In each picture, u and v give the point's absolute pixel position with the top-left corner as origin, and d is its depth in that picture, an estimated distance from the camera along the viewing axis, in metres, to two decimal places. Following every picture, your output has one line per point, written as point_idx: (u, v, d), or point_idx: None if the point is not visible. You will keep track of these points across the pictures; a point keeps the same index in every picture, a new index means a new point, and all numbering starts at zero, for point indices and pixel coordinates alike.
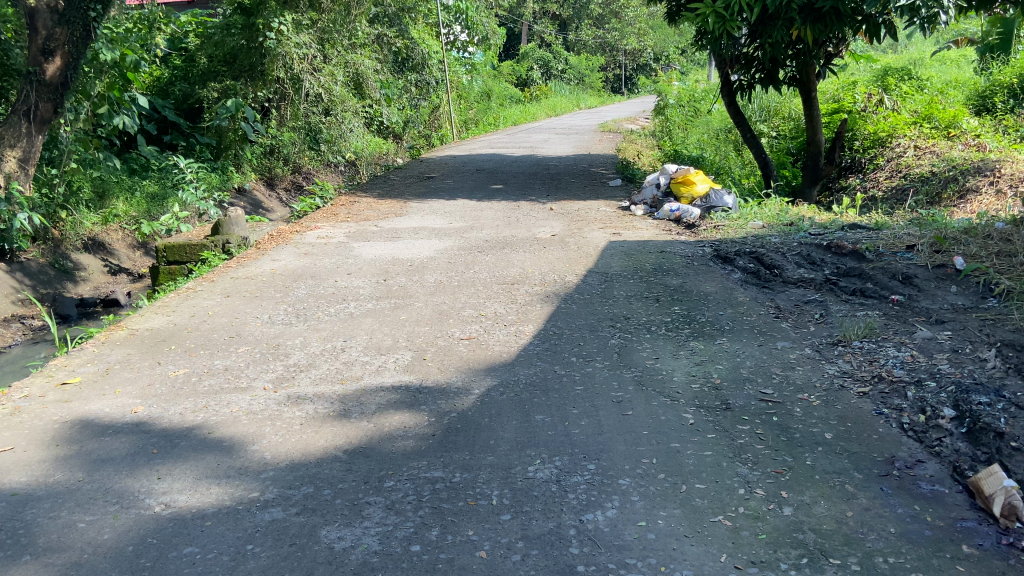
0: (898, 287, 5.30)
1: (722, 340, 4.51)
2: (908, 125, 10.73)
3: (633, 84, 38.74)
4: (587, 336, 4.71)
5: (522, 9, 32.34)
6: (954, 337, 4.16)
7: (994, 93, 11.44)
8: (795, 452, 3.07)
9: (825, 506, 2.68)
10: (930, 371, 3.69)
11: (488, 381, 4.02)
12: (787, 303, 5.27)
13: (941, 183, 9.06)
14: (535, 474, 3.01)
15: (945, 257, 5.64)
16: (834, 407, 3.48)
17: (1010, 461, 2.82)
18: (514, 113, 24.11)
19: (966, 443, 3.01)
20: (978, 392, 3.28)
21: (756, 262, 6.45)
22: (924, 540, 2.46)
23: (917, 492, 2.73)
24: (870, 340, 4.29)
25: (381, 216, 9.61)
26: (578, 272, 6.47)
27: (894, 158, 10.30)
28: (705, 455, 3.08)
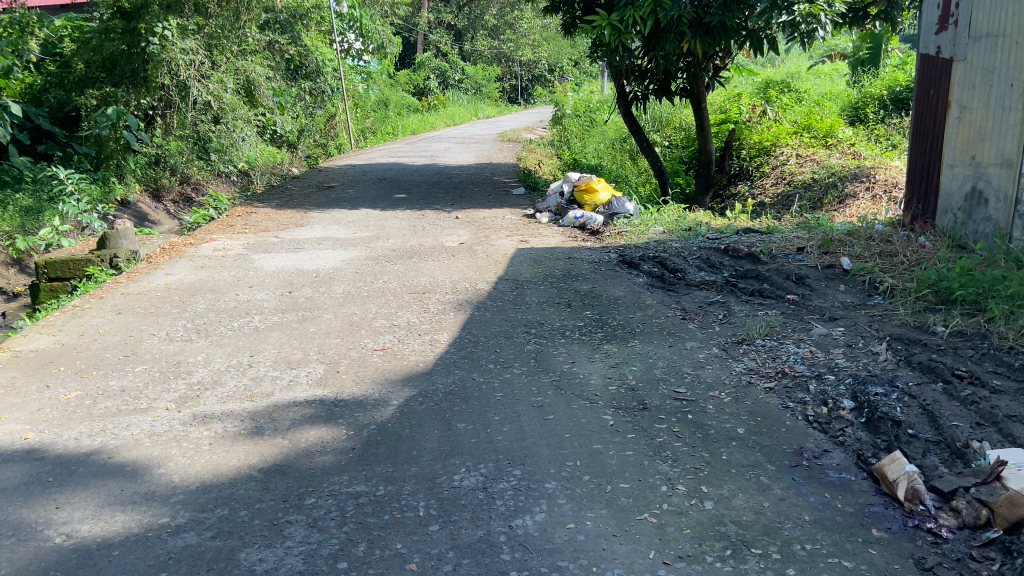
0: (793, 287, 5.58)
1: (634, 343, 4.62)
2: (790, 134, 11.36)
3: (529, 94, 39.30)
4: (502, 342, 4.72)
5: (416, 19, 32.30)
6: (847, 332, 4.44)
7: (866, 105, 12.25)
8: (711, 447, 3.18)
9: (744, 499, 2.78)
10: (828, 365, 3.91)
11: (406, 392, 3.95)
12: (692, 305, 5.46)
13: (823, 190, 9.63)
14: (460, 483, 2.98)
15: (833, 257, 6.01)
16: (744, 404, 3.62)
17: (908, 448, 3.03)
18: (412, 122, 23.98)
19: (866, 433, 3.22)
20: (873, 384, 3.55)
21: (660, 266, 6.65)
22: (837, 526, 2.58)
23: (826, 480, 2.87)
24: (772, 338, 4.50)
25: (280, 226, 9.34)
26: (489, 280, 6.47)
27: (778, 166, 10.86)
28: (627, 455, 3.14)
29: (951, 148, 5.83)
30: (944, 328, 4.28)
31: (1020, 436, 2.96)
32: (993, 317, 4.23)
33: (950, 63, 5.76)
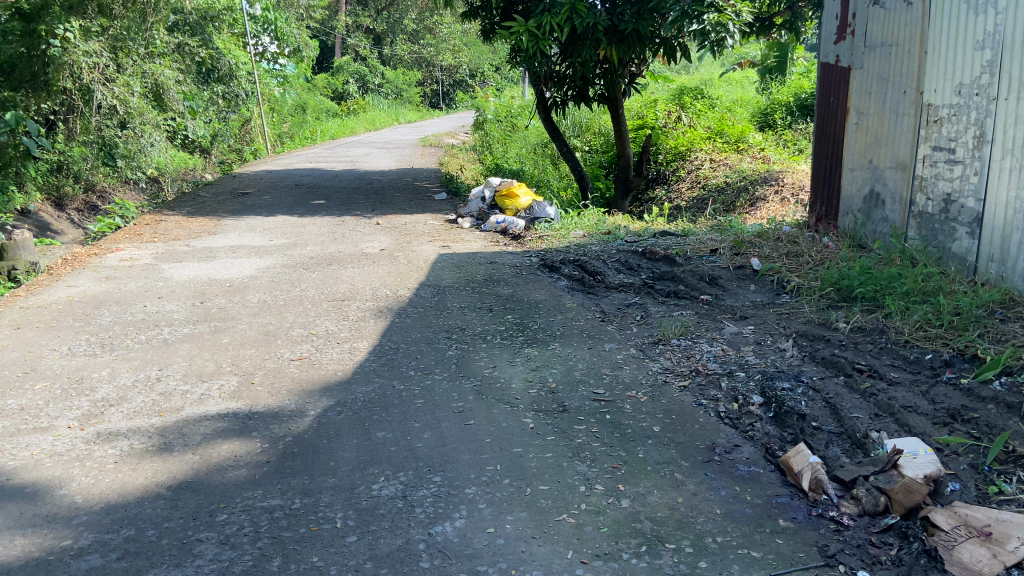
0: (707, 288, 5.76)
1: (554, 346, 4.67)
2: (704, 140, 11.73)
3: (451, 99, 39.23)
4: (423, 349, 4.69)
5: (334, 22, 31.87)
6: (757, 330, 4.60)
7: (774, 111, 12.75)
8: (628, 446, 3.24)
9: (658, 495, 2.84)
10: (739, 363, 4.05)
11: (324, 402, 3.88)
12: (611, 307, 5.55)
13: (734, 193, 9.98)
14: (379, 492, 2.95)
15: (744, 258, 6.22)
16: (659, 402, 3.70)
17: (812, 439, 3.16)
18: (331, 127, 23.60)
19: (774, 426, 3.35)
20: (780, 379, 3.70)
21: (580, 269, 6.74)
22: (746, 518, 2.67)
23: (737, 474, 2.97)
24: (686, 337, 4.62)
25: (192, 235, 9.04)
26: (410, 286, 6.43)
27: (693, 170, 11.18)
28: (546, 457, 3.17)
29: (850, 153, 6.13)
30: (846, 324, 4.50)
31: (914, 425, 3.14)
32: (890, 313, 4.49)
33: (848, 71, 6.08)
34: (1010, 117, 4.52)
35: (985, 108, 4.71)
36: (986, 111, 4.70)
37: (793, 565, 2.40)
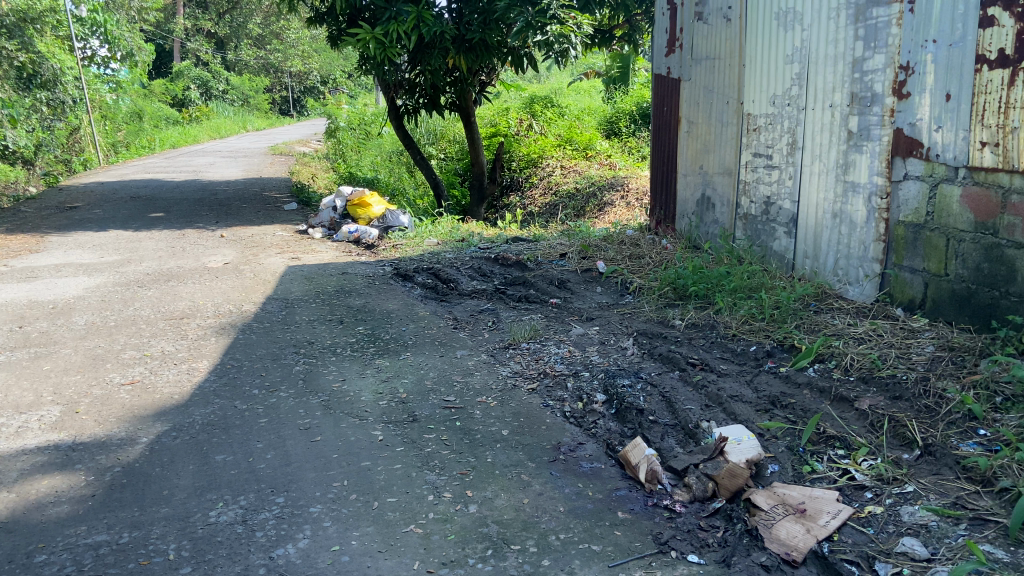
0: (556, 291, 5.92)
1: (405, 355, 4.64)
2: (554, 147, 12.07)
3: (302, 106, 38.14)
4: (268, 365, 4.51)
5: (171, 26, 30.07)
6: (602, 331, 4.79)
7: (619, 119, 13.26)
8: (477, 452, 3.28)
9: (505, 498, 2.89)
10: (584, 363, 4.20)
11: (158, 427, 3.65)
12: (464, 314, 5.59)
13: (584, 199, 10.33)
14: (217, 518, 2.81)
15: (590, 262, 6.46)
16: (508, 406, 3.77)
17: (649, 432, 3.33)
18: (172, 135, 22.27)
19: (616, 422, 3.49)
20: (621, 377, 3.87)
21: (433, 277, 6.73)
22: (588, 513, 2.77)
23: (580, 471, 3.07)
24: (535, 341, 4.72)
25: (10, 253, 8.24)
26: (256, 300, 6.18)
27: (544, 177, 11.46)
28: (395, 469, 3.14)
29: (684, 160, 6.52)
30: (681, 321, 4.78)
31: (739, 413, 3.37)
32: (720, 309, 4.80)
33: (678, 82, 6.46)
34: (816, 125, 4.88)
35: (796, 117, 5.08)
36: (796, 119, 5.08)
37: (630, 555, 2.51)
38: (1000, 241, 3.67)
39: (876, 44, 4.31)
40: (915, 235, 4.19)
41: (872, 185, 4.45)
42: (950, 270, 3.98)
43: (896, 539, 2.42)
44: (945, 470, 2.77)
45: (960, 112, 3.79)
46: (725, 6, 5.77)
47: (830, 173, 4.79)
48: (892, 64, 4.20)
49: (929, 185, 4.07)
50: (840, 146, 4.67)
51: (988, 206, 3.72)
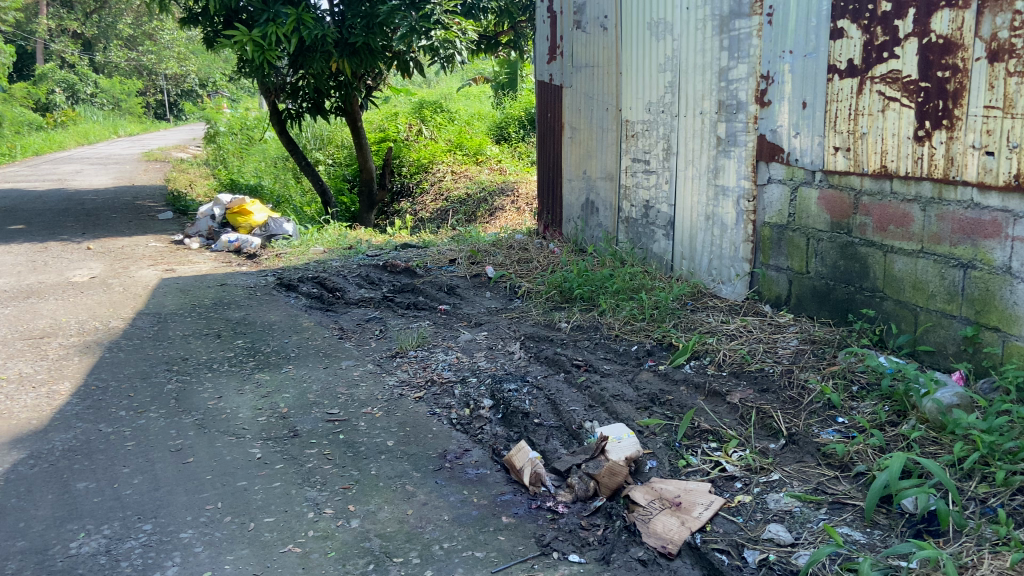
0: (445, 297, 5.89)
1: (287, 368, 4.50)
2: (445, 152, 12.06)
3: (179, 110, 36.47)
4: (138, 385, 4.27)
5: (31, 26, 28.06)
6: (489, 336, 4.81)
7: (509, 125, 13.35)
8: (360, 464, 3.22)
9: (389, 510, 2.85)
10: (472, 368, 4.20)
11: (12, 456, 3.38)
12: (350, 323, 5.48)
13: (475, 204, 10.37)
14: (77, 550, 2.63)
15: (479, 267, 6.48)
16: (394, 416, 3.72)
17: (534, 435, 3.36)
18: (34, 142, 20.78)
19: (502, 427, 3.51)
20: (508, 381, 3.89)
21: (319, 286, 6.56)
22: (471, 520, 2.76)
23: (465, 478, 3.07)
24: (423, 348, 4.68)
25: None
26: (126, 316, 5.83)
27: (435, 182, 11.41)
28: (274, 487, 3.04)
29: (568, 165, 6.65)
30: (567, 323, 4.87)
31: (621, 412, 3.46)
32: (604, 311, 4.92)
33: (560, 89, 6.59)
34: (689, 131, 5.08)
35: (670, 124, 5.28)
36: (670, 126, 5.28)
37: (513, 559, 2.53)
38: (853, 239, 3.92)
39: (739, 54, 4.53)
40: (779, 235, 4.44)
41: (740, 189, 4.68)
42: (811, 267, 4.23)
43: (763, 526, 2.54)
44: (807, 457, 2.93)
45: (815, 119, 4.02)
46: (601, 15, 5.93)
47: (702, 177, 5.01)
48: (755, 73, 4.42)
49: (790, 188, 4.31)
50: (710, 152, 4.89)
51: (842, 207, 3.96)
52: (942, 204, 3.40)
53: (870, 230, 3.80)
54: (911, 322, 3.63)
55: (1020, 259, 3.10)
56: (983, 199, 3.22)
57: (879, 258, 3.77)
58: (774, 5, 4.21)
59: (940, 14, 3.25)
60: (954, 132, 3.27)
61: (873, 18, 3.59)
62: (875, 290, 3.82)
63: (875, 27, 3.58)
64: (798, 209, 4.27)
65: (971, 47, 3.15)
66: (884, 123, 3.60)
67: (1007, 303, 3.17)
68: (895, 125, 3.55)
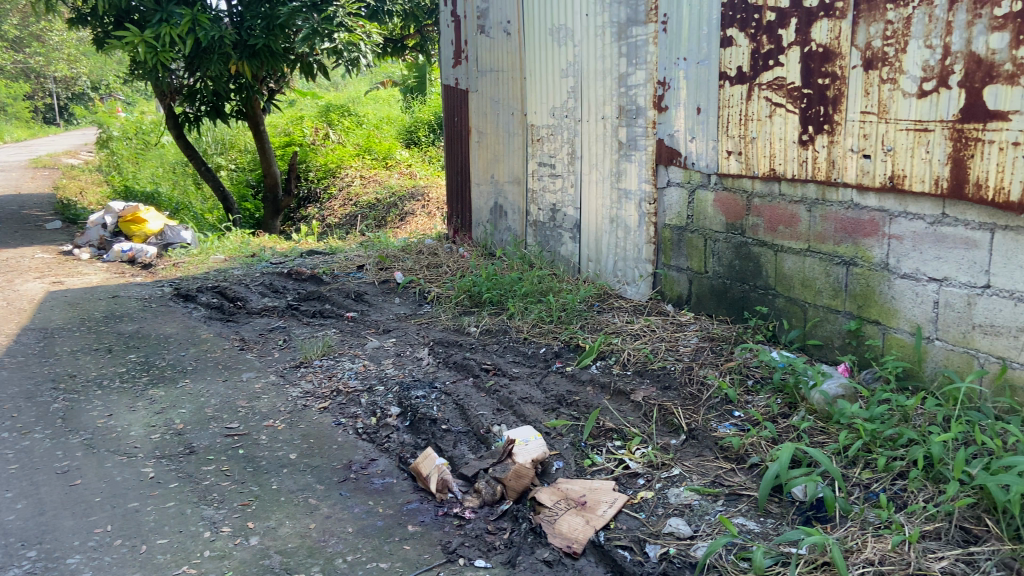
0: (352, 304, 5.79)
1: (184, 383, 4.32)
2: (353, 157, 11.86)
3: (70, 114, 34.61)
4: (20, 405, 4.01)
5: None
6: (398, 342, 4.76)
7: (419, 129, 13.17)
8: (261, 479, 3.12)
9: (290, 525, 2.77)
10: (379, 376, 4.13)
11: None
12: (252, 333, 5.31)
13: (385, 209, 10.25)
14: None
15: (388, 273, 6.40)
16: (297, 428, 3.62)
17: (442, 441, 3.34)
18: None
19: (409, 434, 3.48)
20: (416, 388, 3.85)
21: (220, 295, 6.32)
22: (376, 530, 2.73)
23: (371, 488, 3.03)
24: (329, 357, 4.58)
25: None
26: (7, 332, 5.48)
27: (344, 188, 11.20)
28: (168, 507, 2.91)
29: (476, 169, 6.66)
30: (476, 328, 4.87)
31: (528, 414, 3.47)
32: (513, 314, 4.94)
33: (466, 93, 6.59)
34: (592, 136, 5.17)
35: (573, 128, 5.36)
36: (574, 130, 5.36)
37: (418, 568, 2.50)
38: (747, 239, 4.08)
39: (637, 60, 4.64)
40: (679, 236, 4.57)
41: (641, 192, 4.79)
42: (709, 267, 4.38)
43: (664, 521, 2.60)
44: (706, 451, 3.03)
45: (709, 124, 4.17)
46: (504, 20, 5.97)
47: (605, 181, 5.10)
48: (652, 80, 4.54)
49: (688, 190, 4.44)
50: (612, 156, 4.99)
51: (736, 209, 4.12)
52: (826, 204, 3.58)
53: (762, 231, 3.97)
54: (801, 318, 3.81)
55: (896, 256, 3.29)
56: (863, 199, 3.41)
57: (770, 257, 3.94)
58: (667, 13, 4.34)
59: (820, 24, 3.42)
60: (835, 136, 3.44)
61: (758, 27, 3.74)
62: (768, 288, 3.98)
63: (761, 35, 3.74)
64: (696, 210, 4.41)
65: (848, 56, 3.33)
66: (772, 128, 3.76)
67: (886, 297, 3.36)
68: (782, 130, 3.71)
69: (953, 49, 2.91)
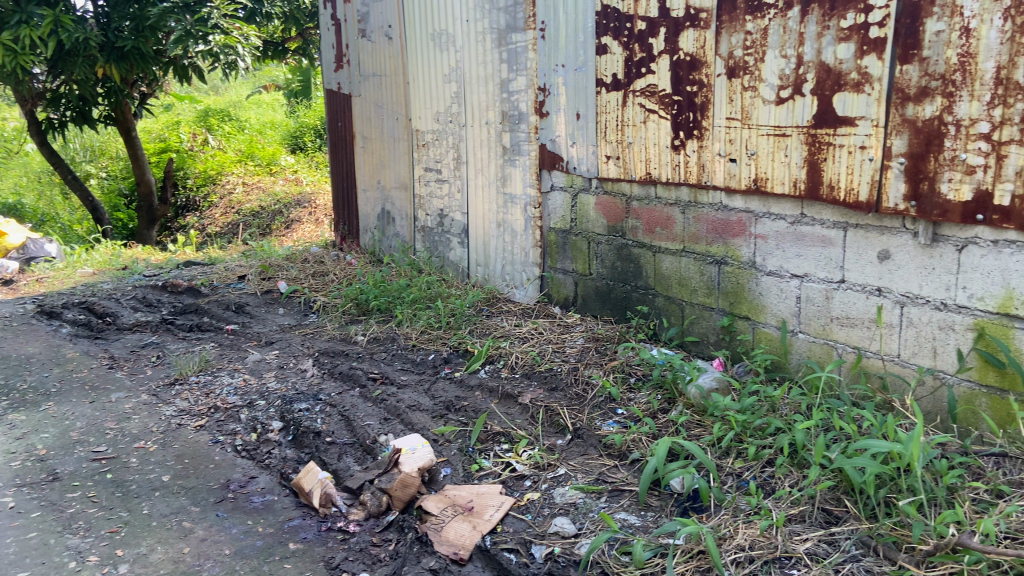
0: (232, 316, 5.57)
1: (46, 406, 4.02)
2: (234, 163, 11.42)
3: None
4: None
5: None
6: (280, 354, 4.61)
7: (304, 134, 12.78)
8: (132, 504, 2.96)
9: (163, 551, 2.65)
10: (260, 391, 3.98)
11: None
12: (123, 351, 5.00)
13: (270, 216, 9.95)
14: None
15: (271, 282, 6.20)
16: (171, 448, 3.45)
17: (326, 454, 3.26)
18: None
19: (292, 449, 3.38)
20: (299, 401, 3.74)
21: (87, 311, 5.91)
22: (255, 551, 2.65)
23: (250, 507, 2.93)
24: (206, 373, 4.37)
25: None
26: None
27: (225, 195, 10.76)
28: (27, 539, 2.73)
29: (361, 175, 6.55)
30: (363, 336, 4.78)
31: (416, 422, 3.43)
32: (400, 322, 4.88)
33: (349, 97, 6.47)
34: (476, 141, 5.19)
35: (458, 133, 5.36)
36: (458, 135, 5.36)
37: None
38: (627, 241, 4.20)
39: (517, 66, 4.69)
40: (564, 239, 4.65)
41: (526, 197, 4.85)
42: (593, 269, 4.47)
43: (550, 521, 2.64)
44: (591, 449, 3.09)
45: (588, 130, 4.27)
46: (385, 25, 5.90)
47: (491, 186, 5.13)
48: (532, 86, 4.61)
49: (570, 194, 4.53)
50: (497, 161, 5.02)
51: (615, 212, 4.23)
52: (698, 207, 3.73)
53: (640, 233, 4.09)
54: (679, 316, 3.95)
55: (762, 255, 3.47)
56: (731, 201, 3.57)
57: (650, 258, 4.06)
58: (545, 20, 4.41)
59: (686, 34, 3.57)
60: (704, 141, 3.60)
61: (630, 36, 3.86)
62: (648, 287, 4.11)
63: (633, 44, 3.86)
64: (580, 214, 4.50)
65: (713, 64, 3.48)
66: (646, 133, 3.89)
67: (754, 294, 3.54)
68: (655, 136, 3.84)
69: (805, 59, 3.09)
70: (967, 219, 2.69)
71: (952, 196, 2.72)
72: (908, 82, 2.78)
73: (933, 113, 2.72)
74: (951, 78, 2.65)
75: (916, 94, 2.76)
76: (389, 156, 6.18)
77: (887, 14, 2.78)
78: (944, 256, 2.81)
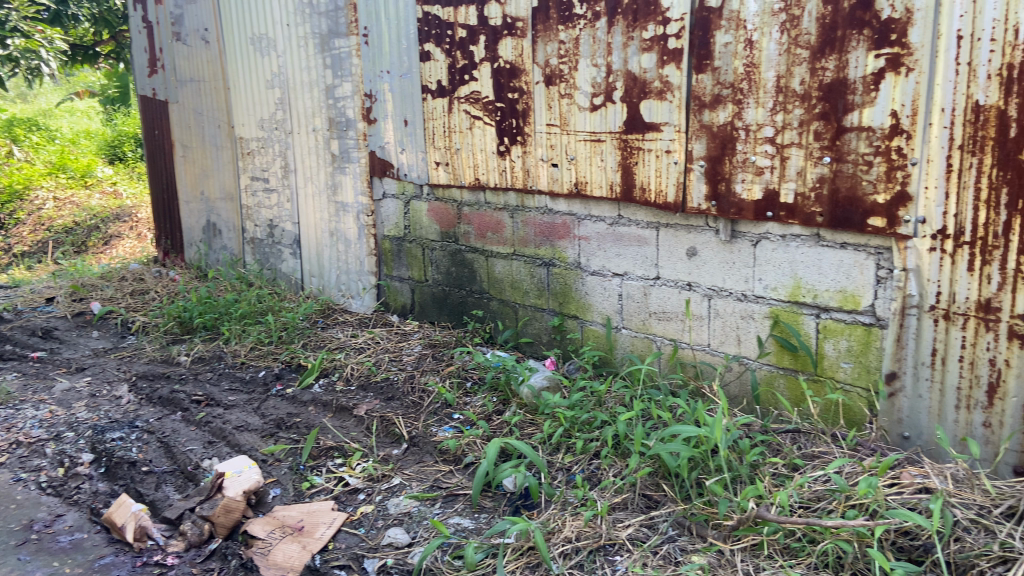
0: (38, 343, 5.05)
1: None
2: (42, 176, 10.27)
3: None
4: None
5: None
6: (93, 381, 4.23)
7: (122, 143, 11.88)
8: None
9: None
10: (68, 422, 3.63)
11: None
12: None
13: (86, 232, 9.15)
14: None
15: (82, 304, 5.69)
16: None
17: (143, 485, 3.03)
18: None
19: (105, 482, 3.11)
20: (112, 430, 3.45)
21: None
22: None
23: (55, 548, 2.67)
24: (7, 407, 3.92)
25: None
26: None
27: (34, 211, 9.63)
28: None
29: (183, 186, 6.17)
30: (187, 356, 4.49)
31: (243, 443, 3.27)
32: (229, 339, 4.63)
33: (166, 104, 6.07)
34: (304, 148, 5.03)
35: (284, 141, 5.17)
36: (285, 143, 5.17)
37: None
38: (460, 246, 4.22)
39: (342, 72, 4.60)
40: (398, 247, 4.61)
41: (358, 205, 4.76)
42: (428, 275, 4.46)
43: (383, 533, 2.59)
44: (426, 456, 3.07)
45: (416, 136, 4.26)
46: (201, 28, 5.59)
47: (321, 194, 5.00)
48: (359, 92, 4.53)
49: (402, 202, 4.50)
50: (326, 169, 4.90)
51: (447, 217, 4.25)
52: (526, 210, 3.82)
53: (472, 238, 4.13)
54: (513, 318, 4.02)
55: (586, 255, 3.61)
56: (555, 205, 3.69)
57: (484, 261, 4.10)
58: (367, 26, 4.36)
59: (505, 41, 3.65)
60: (527, 146, 3.68)
61: (452, 43, 3.90)
62: (483, 291, 4.16)
63: (455, 51, 3.90)
64: (412, 221, 4.47)
65: (531, 72, 3.58)
66: (473, 139, 3.94)
67: (581, 293, 3.67)
68: (481, 142, 3.90)
69: (614, 68, 3.25)
70: (759, 216, 2.93)
71: (747, 195, 2.95)
72: (703, 90, 2.98)
73: (726, 119, 2.94)
74: (739, 87, 2.88)
75: (711, 102, 2.98)
76: (212, 165, 5.86)
77: (682, 26, 2.98)
78: (741, 251, 3.04)
